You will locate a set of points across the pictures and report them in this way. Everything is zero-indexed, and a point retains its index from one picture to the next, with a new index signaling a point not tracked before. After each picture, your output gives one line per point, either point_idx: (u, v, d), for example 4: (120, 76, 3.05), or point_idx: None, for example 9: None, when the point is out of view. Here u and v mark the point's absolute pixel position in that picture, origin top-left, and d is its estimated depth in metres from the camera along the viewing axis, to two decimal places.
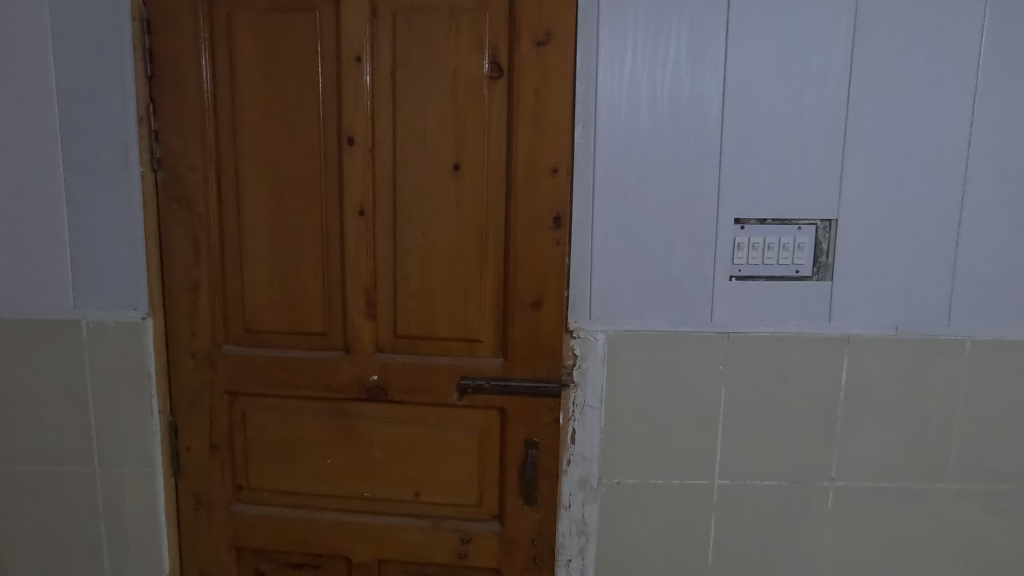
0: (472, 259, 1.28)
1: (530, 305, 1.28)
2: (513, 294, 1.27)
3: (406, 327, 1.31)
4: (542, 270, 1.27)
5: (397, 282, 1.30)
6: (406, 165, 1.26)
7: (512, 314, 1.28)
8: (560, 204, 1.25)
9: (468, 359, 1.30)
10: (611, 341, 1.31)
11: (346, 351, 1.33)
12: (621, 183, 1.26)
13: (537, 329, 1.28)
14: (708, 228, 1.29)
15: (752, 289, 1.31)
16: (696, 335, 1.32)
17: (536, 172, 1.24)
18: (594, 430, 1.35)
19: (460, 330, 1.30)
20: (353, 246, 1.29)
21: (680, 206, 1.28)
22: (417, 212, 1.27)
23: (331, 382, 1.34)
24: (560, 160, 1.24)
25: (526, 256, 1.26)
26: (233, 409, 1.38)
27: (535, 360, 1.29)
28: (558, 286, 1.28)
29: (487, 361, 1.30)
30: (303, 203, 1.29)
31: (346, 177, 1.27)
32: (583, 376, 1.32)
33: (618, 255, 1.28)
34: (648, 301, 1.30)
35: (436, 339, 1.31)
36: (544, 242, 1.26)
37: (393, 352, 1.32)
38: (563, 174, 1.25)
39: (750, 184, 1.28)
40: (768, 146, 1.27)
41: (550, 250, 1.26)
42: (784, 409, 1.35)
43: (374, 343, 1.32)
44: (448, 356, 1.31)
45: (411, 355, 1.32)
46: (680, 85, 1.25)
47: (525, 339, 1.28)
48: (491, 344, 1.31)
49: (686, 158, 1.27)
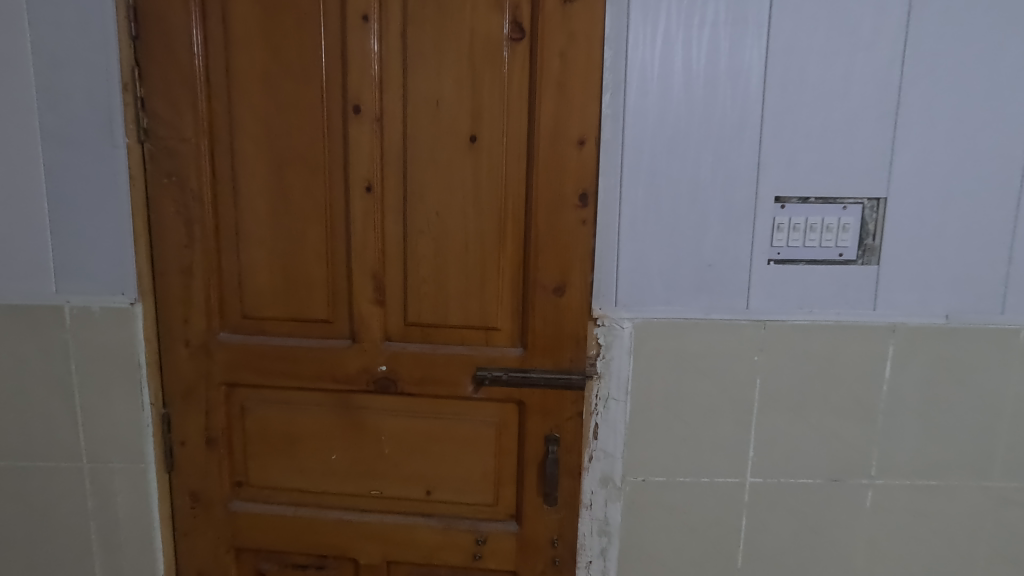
0: (490, 240, 1.18)
1: (552, 291, 1.18)
2: (534, 279, 1.17)
3: (417, 314, 1.21)
4: (566, 253, 1.17)
5: (407, 265, 1.20)
6: (417, 137, 1.15)
7: (532, 300, 1.18)
8: (586, 180, 1.15)
9: (484, 349, 1.21)
10: (638, 330, 1.21)
11: (352, 339, 1.23)
12: (652, 157, 1.15)
13: (559, 316, 1.19)
14: (745, 207, 1.18)
15: (792, 274, 1.21)
16: (730, 324, 1.22)
17: (561, 145, 1.14)
18: (618, 425, 1.26)
19: (476, 317, 1.20)
20: (359, 224, 1.18)
21: (715, 183, 1.17)
22: (430, 188, 1.17)
23: (335, 373, 1.24)
24: (586, 132, 1.14)
25: (548, 237, 1.16)
26: (231, 402, 1.29)
27: (557, 350, 1.20)
28: (583, 269, 1.18)
29: (505, 351, 1.21)
30: (306, 179, 1.19)
31: (352, 150, 1.16)
32: (607, 368, 1.23)
33: (647, 237, 1.18)
34: (679, 286, 1.21)
35: (450, 327, 1.21)
36: (568, 222, 1.16)
37: (403, 340, 1.22)
38: (589, 148, 1.14)
39: (793, 158, 1.17)
40: (814, 117, 1.16)
41: (575, 231, 1.16)
42: (823, 403, 1.26)
43: (383, 331, 1.22)
44: (463, 346, 1.21)
45: (423, 344, 1.22)
46: (718, 49, 1.13)
47: (546, 327, 1.19)
48: (510, 332, 1.21)
49: (723, 130, 1.16)
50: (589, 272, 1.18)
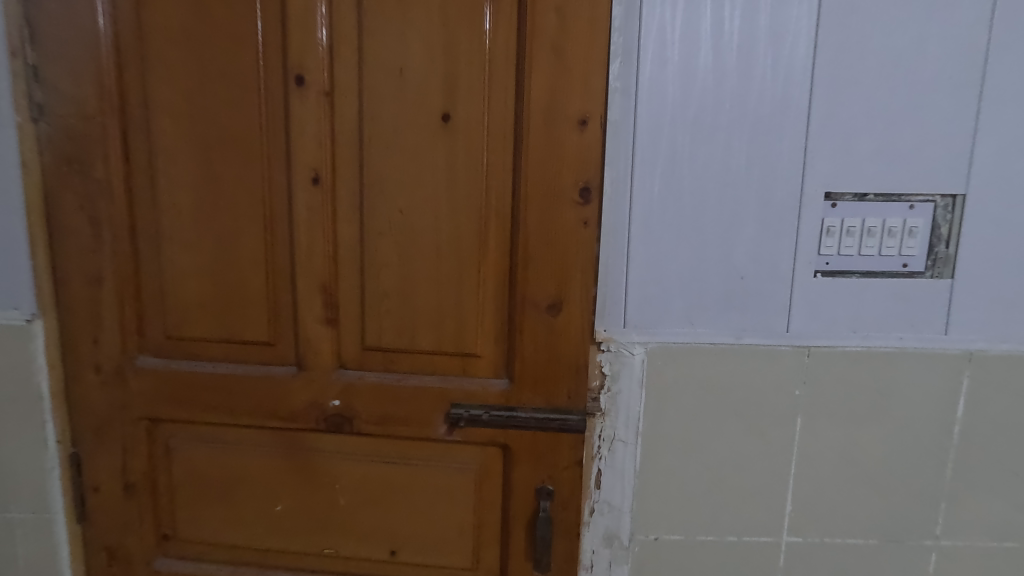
0: (467, 245, 0.94)
1: (546, 309, 0.94)
2: (522, 294, 0.94)
3: (378, 337, 0.97)
4: (563, 262, 0.93)
5: (365, 276, 0.96)
6: (375, 114, 0.92)
7: (520, 321, 0.94)
8: (588, 170, 0.91)
9: (461, 380, 0.97)
10: (651, 357, 0.99)
11: (299, 366, 0.99)
12: (671, 142, 0.92)
13: (554, 342, 0.94)
14: (787, 205, 0.95)
15: (844, 288, 0.97)
16: (765, 351, 0.99)
17: (557, 125, 0.89)
18: (626, 472, 1.02)
19: (450, 340, 0.96)
20: (306, 225, 0.95)
21: (750, 174, 0.94)
22: (392, 180, 0.93)
23: (278, 408, 1.01)
24: (588, 109, 0.89)
25: (540, 241, 0.92)
26: (154, 440, 1.05)
27: (552, 384, 0.95)
28: (583, 282, 0.93)
29: (486, 383, 0.97)
30: (239, 168, 0.95)
31: (294, 131, 0.93)
32: (613, 402, 1.00)
33: (664, 242, 0.95)
34: (703, 304, 0.97)
35: (419, 353, 0.98)
36: (566, 223, 0.92)
37: (361, 367, 0.99)
38: (592, 129, 0.90)
39: (849, 144, 0.93)
40: (876, 92, 0.92)
41: (574, 234, 0.92)
42: (879, 448, 1.02)
43: (335, 355, 0.99)
44: (435, 376, 0.98)
45: (385, 373, 0.98)
46: (758, 5, 0.89)
47: (538, 355, 0.95)
48: (492, 360, 0.97)
49: (761, 108, 0.92)
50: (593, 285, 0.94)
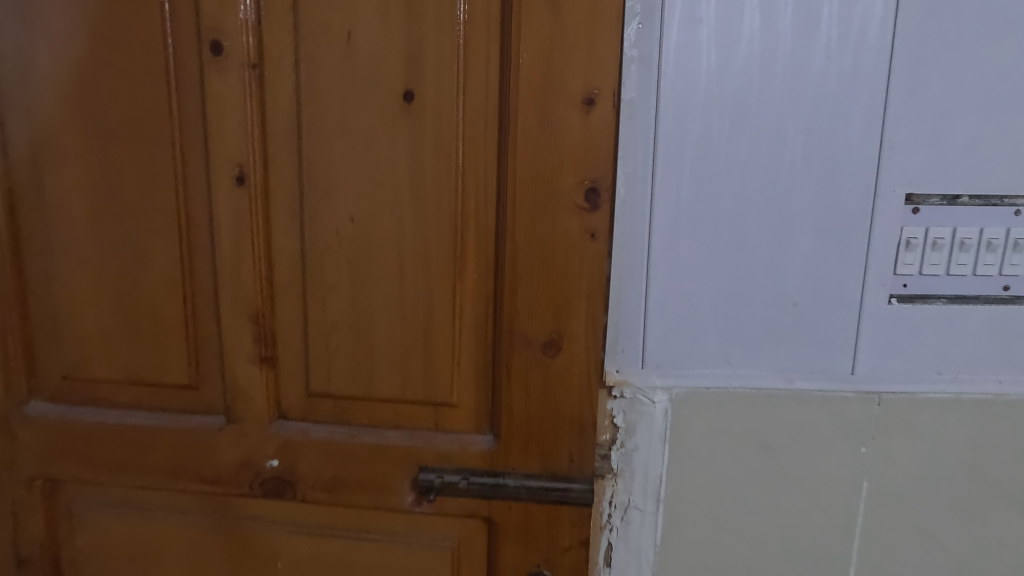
0: (438, 263, 0.72)
1: (540, 349, 0.71)
2: (509, 329, 0.71)
3: (326, 380, 0.76)
4: (563, 286, 0.69)
5: (308, 302, 0.75)
6: (318, 94, 0.71)
7: (506, 364, 0.71)
8: (596, 164, 0.67)
9: (431, 436, 0.76)
10: (676, 406, 0.77)
11: (226, 416, 0.78)
12: (702, 129, 0.71)
13: (551, 390, 0.72)
14: (857, 211, 0.72)
15: (928, 318, 0.75)
16: (825, 399, 0.77)
17: (554, 105, 0.67)
18: (644, 548, 0.81)
19: (417, 385, 0.75)
20: (230, 237, 0.74)
21: (809, 170, 0.72)
22: (340, 180, 0.72)
23: (201, 469, 0.79)
24: (598, 82, 0.66)
25: (532, 260, 0.69)
26: (52, 505, 0.84)
27: (548, 445, 0.73)
28: (590, 314, 0.70)
29: (464, 440, 0.75)
30: (144, 165, 0.74)
31: (212, 116, 0.71)
32: (627, 461, 0.79)
33: (693, 259, 0.73)
34: (743, 338, 0.76)
35: (379, 402, 0.76)
36: (566, 235, 0.68)
37: (306, 417, 0.78)
38: (603, 108, 0.66)
39: (940, 130, 0.71)
40: (975, 62, 0.70)
41: (578, 250, 0.69)
42: (971, 523, 0.79)
43: (273, 402, 0.78)
44: (399, 430, 0.76)
45: (337, 425, 0.77)
46: None
47: (530, 408, 0.72)
48: (471, 410, 0.75)
49: (825, 82, 0.70)
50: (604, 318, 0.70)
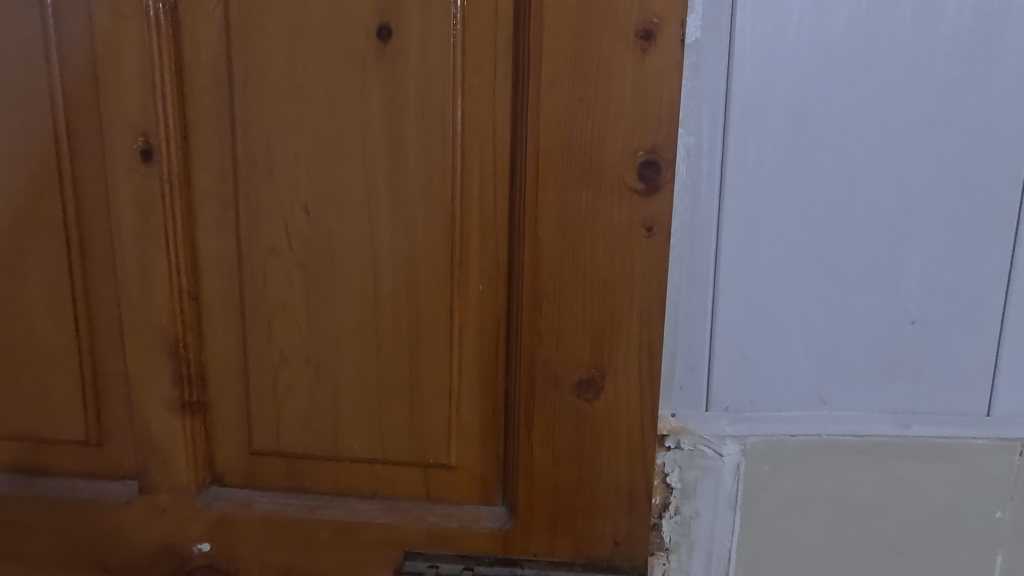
0: (429, 271, 0.52)
1: (571, 391, 0.51)
2: (529, 364, 0.50)
3: (277, 434, 0.56)
4: (606, 304, 0.49)
5: (249, 327, 0.54)
6: (253, 32, 0.50)
7: (526, 411, 0.51)
8: (655, 128, 0.47)
9: (422, 509, 0.55)
10: (750, 459, 0.59)
11: (139, 484, 0.57)
12: (793, 82, 0.51)
13: (589, 447, 0.51)
14: (1001, 193, 0.52)
15: None
16: (946, 448, 0.58)
17: (594, 42, 0.46)
18: None
19: (401, 438, 0.55)
20: (138, 238, 0.53)
21: (939, 137, 0.51)
22: (289, 157, 0.51)
23: (107, 553, 0.58)
24: (658, 6, 0.46)
25: (561, 266, 0.49)
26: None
27: (584, 522, 0.53)
28: (644, 341, 0.50)
29: (466, 515, 0.55)
30: (16, 137, 0.53)
31: (106, 66, 0.51)
32: (683, 532, 0.60)
33: (777, 265, 0.54)
34: (843, 368, 0.56)
35: (349, 462, 0.56)
36: (612, 230, 0.48)
37: (251, 483, 0.57)
38: (665, 48, 0.46)
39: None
40: None
41: (627, 251, 0.49)
42: None
43: (204, 463, 0.57)
44: (376, 501, 0.56)
45: (292, 494, 0.57)
46: None
47: (559, 472, 0.52)
48: (476, 473, 0.55)
49: (967, 10, 0.49)
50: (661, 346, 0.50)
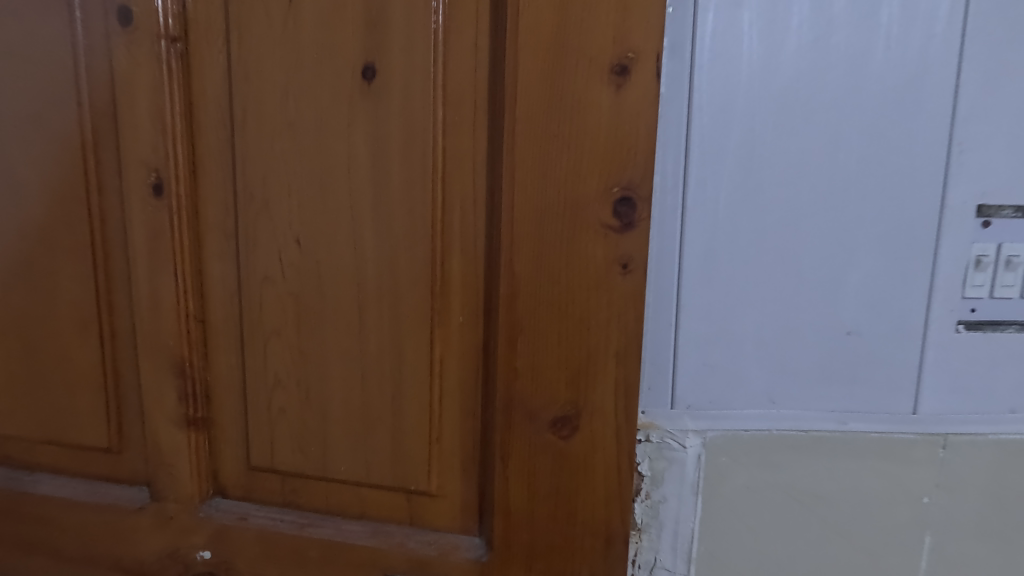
0: (416, 306, 0.57)
1: (548, 427, 0.55)
2: (507, 396, 0.55)
3: (272, 452, 0.60)
4: (580, 339, 0.54)
5: (247, 351, 0.59)
6: (253, 76, 0.55)
7: (505, 440, 0.56)
8: (626, 166, 0.51)
9: (404, 535, 0.60)
10: (711, 452, 0.66)
11: (148, 491, 0.62)
12: (746, 130, 0.57)
13: (563, 474, 0.56)
14: (920, 224, 0.59)
15: (999, 350, 0.62)
16: (879, 441, 0.66)
17: (571, 89, 0.51)
18: None
19: (388, 461, 0.59)
20: (148, 266, 0.58)
21: (873, 176, 0.58)
22: (284, 193, 0.56)
23: (120, 556, 0.63)
24: (634, 42, 0.49)
25: (537, 304, 0.54)
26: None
27: (555, 543, 0.57)
28: (621, 382, 0.54)
29: (444, 537, 0.60)
30: (47, 172, 0.59)
31: (124, 110, 0.56)
32: (653, 514, 0.67)
33: (733, 285, 0.61)
34: (790, 373, 0.64)
35: (339, 483, 0.61)
36: (587, 267, 0.53)
37: (250, 498, 0.62)
38: (643, 87, 0.50)
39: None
40: None
41: (603, 291, 0.53)
42: None
43: (207, 476, 0.62)
44: (362, 524, 0.61)
45: (283, 511, 0.62)
46: None
47: (534, 497, 0.56)
48: (456, 497, 0.60)
49: (893, 68, 0.56)
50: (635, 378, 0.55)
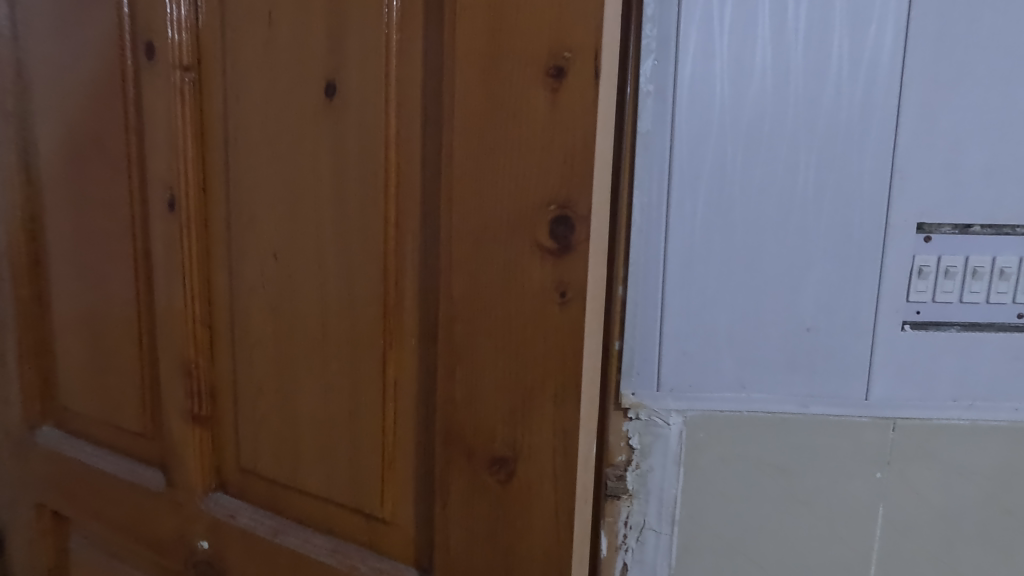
0: (367, 332, 0.61)
1: (487, 467, 0.56)
2: (445, 427, 0.57)
3: (258, 452, 0.69)
4: (518, 368, 0.54)
5: (239, 351, 0.68)
6: (242, 98, 0.63)
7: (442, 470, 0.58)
8: (564, 178, 0.50)
9: (359, 558, 0.65)
10: (691, 429, 0.75)
11: (165, 477, 0.74)
12: (716, 158, 0.69)
13: (497, 513, 0.57)
14: (868, 236, 0.69)
15: (942, 346, 0.71)
16: (838, 423, 0.74)
17: (509, 99, 0.51)
18: (658, 568, 0.79)
19: (345, 480, 0.65)
20: (170, 279, 0.69)
21: (827, 197, 0.69)
22: (265, 216, 0.64)
23: (150, 535, 0.76)
24: (569, 43, 0.49)
25: (477, 333, 0.54)
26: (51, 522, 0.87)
27: None
28: (559, 427, 0.54)
29: (392, 564, 0.64)
30: (106, 199, 0.74)
31: (162, 153, 0.68)
32: (642, 482, 0.77)
33: (707, 288, 0.72)
34: (756, 361, 0.73)
35: (309, 496, 0.68)
36: (526, 294, 0.53)
37: (242, 497, 0.72)
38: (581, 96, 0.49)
39: (954, 157, 0.68)
40: (991, 89, 0.66)
41: (549, 325, 0.52)
42: (983, 552, 0.77)
43: (211, 470, 0.73)
44: (326, 539, 0.67)
45: (263, 514, 0.70)
46: None
47: (470, 530, 0.58)
48: (404, 525, 0.63)
49: (843, 106, 0.67)
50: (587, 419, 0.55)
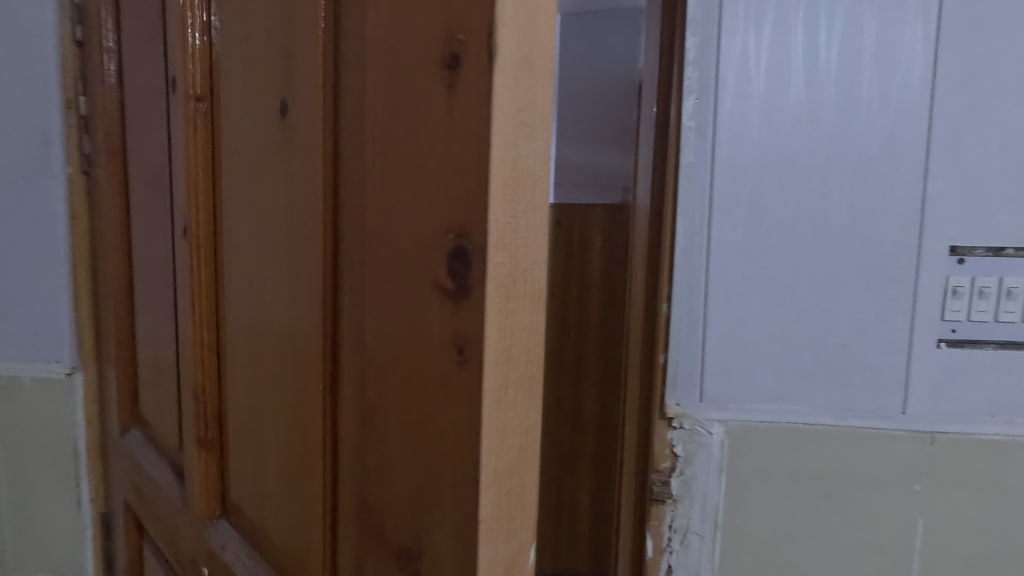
0: (305, 358, 0.35)
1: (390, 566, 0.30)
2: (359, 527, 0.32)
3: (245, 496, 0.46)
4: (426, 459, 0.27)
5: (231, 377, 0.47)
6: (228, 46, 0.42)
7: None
8: (459, 203, 0.24)
9: None
10: (732, 438, 0.80)
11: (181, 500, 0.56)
12: (755, 187, 0.77)
13: None
14: (899, 261, 0.75)
15: (978, 363, 0.74)
16: (876, 436, 0.78)
17: (410, 60, 0.26)
18: (702, 571, 0.84)
19: (297, 534, 0.39)
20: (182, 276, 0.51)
21: (859, 222, 0.75)
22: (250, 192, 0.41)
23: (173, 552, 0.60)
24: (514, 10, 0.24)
25: (377, 373, 0.29)
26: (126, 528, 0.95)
27: None
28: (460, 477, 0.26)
29: None
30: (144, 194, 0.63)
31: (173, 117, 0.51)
32: (686, 488, 0.83)
33: (748, 305, 0.78)
34: (794, 375, 0.78)
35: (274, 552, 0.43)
36: (426, 346, 0.26)
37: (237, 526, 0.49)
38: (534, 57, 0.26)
39: (981, 186, 0.73)
40: (1016, 124, 0.72)
41: (433, 378, 0.26)
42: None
43: (216, 497, 0.51)
44: None
45: (247, 547, 0.46)
46: (860, 29, 0.73)
47: None
48: None
49: (870, 141, 0.74)
50: (524, 528, 0.28)
